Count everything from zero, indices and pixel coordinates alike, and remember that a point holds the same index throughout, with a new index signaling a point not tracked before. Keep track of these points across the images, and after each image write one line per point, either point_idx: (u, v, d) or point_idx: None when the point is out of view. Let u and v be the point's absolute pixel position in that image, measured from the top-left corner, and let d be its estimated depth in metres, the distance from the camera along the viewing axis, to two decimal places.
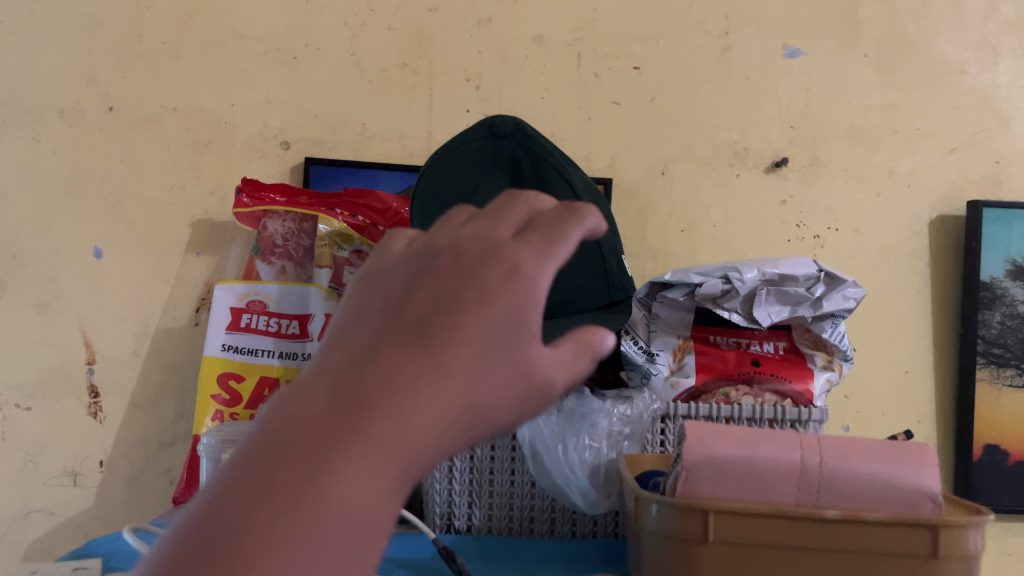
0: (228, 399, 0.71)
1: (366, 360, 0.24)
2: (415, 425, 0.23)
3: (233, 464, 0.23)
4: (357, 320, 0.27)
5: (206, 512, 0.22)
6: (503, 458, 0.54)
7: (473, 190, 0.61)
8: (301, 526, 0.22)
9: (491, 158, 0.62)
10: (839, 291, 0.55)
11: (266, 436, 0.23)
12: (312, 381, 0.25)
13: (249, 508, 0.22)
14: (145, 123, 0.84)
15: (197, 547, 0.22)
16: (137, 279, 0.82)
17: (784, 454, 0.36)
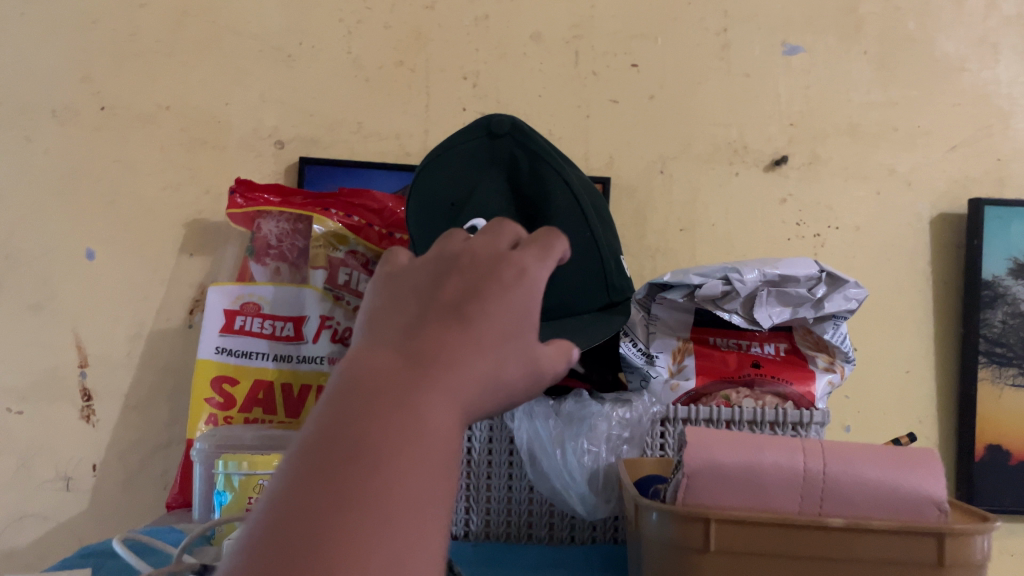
0: (222, 402, 0.70)
1: (423, 330, 0.29)
2: (475, 379, 0.29)
3: (321, 416, 0.27)
4: (394, 308, 0.31)
5: (311, 452, 0.26)
6: (501, 462, 0.54)
7: (471, 191, 0.61)
8: (404, 455, 0.26)
9: (490, 158, 0.61)
10: (840, 291, 0.54)
11: (349, 390, 0.28)
12: (369, 355, 0.29)
13: (345, 450, 0.26)
14: (138, 122, 0.83)
15: (314, 476, 0.25)
16: (130, 280, 0.80)
17: (788, 461, 0.35)
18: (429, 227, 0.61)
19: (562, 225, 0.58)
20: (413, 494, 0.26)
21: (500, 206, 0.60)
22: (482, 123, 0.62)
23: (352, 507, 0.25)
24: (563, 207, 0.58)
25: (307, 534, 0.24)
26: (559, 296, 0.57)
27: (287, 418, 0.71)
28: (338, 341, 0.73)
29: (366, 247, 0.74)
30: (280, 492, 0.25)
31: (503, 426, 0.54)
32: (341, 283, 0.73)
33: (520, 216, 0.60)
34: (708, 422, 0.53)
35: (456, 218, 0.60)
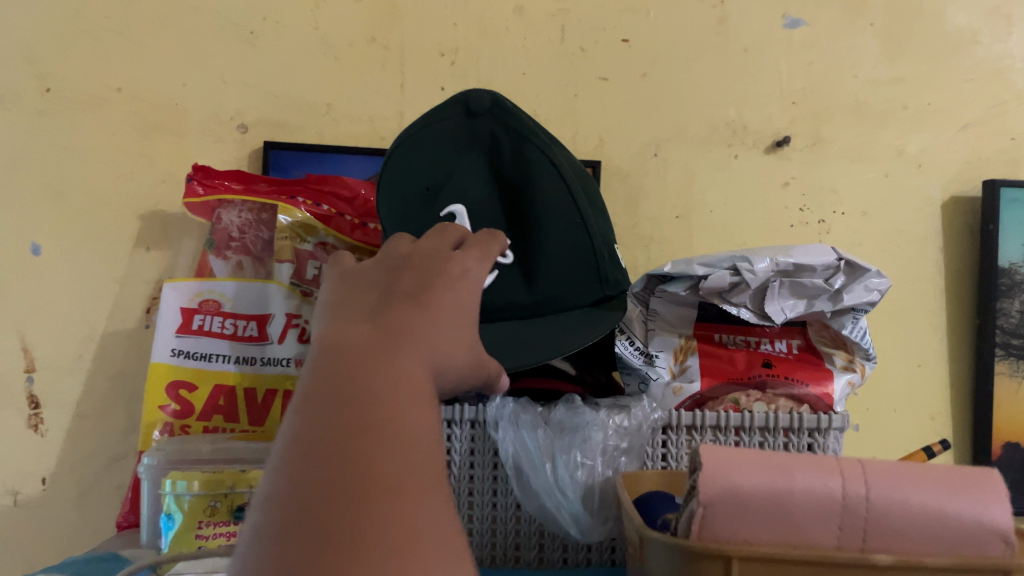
0: (179, 410, 0.64)
1: (391, 304, 0.32)
2: (442, 343, 0.32)
3: (314, 372, 0.29)
4: (357, 293, 0.34)
5: (317, 397, 0.28)
6: (484, 477, 0.48)
7: (448, 176, 0.55)
8: (402, 396, 0.29)
9: (468, 139, 0.55)
10: (861, 281, 0.48)
11: (334, 348, 0.30)
12: (346, 326, 0.31)
13: (355, 393, 0.28)
14: (87, 105, 0.76)
15: (330, 416, 0.27)
16: (81, 277, 0.74)
17: (823, 485, 0.29)
18: (402, 215, 0.55)
19: (550, 213, 0.52)
20: (419, 427, 0.28)
21: (480, 193, 0.54)
22: (459, 99, 0.55)
23: (373, 435, 0.27)
24: (552, 194, 0.53)
25: (347, 454, 0.26)
26: (548, 290, 0.52)
27: (251, 426, 0.65)
28: (306, 341, 0.67)
29: (337, 238, 0.69)
30: (299, 434, 0.27)
31: (486, 436, 0.48)
32: (309, 278, 0.68)
33: (503, 203, 0.54)
34: (715, 430, 0.48)
35: (431, 206, 0.55)
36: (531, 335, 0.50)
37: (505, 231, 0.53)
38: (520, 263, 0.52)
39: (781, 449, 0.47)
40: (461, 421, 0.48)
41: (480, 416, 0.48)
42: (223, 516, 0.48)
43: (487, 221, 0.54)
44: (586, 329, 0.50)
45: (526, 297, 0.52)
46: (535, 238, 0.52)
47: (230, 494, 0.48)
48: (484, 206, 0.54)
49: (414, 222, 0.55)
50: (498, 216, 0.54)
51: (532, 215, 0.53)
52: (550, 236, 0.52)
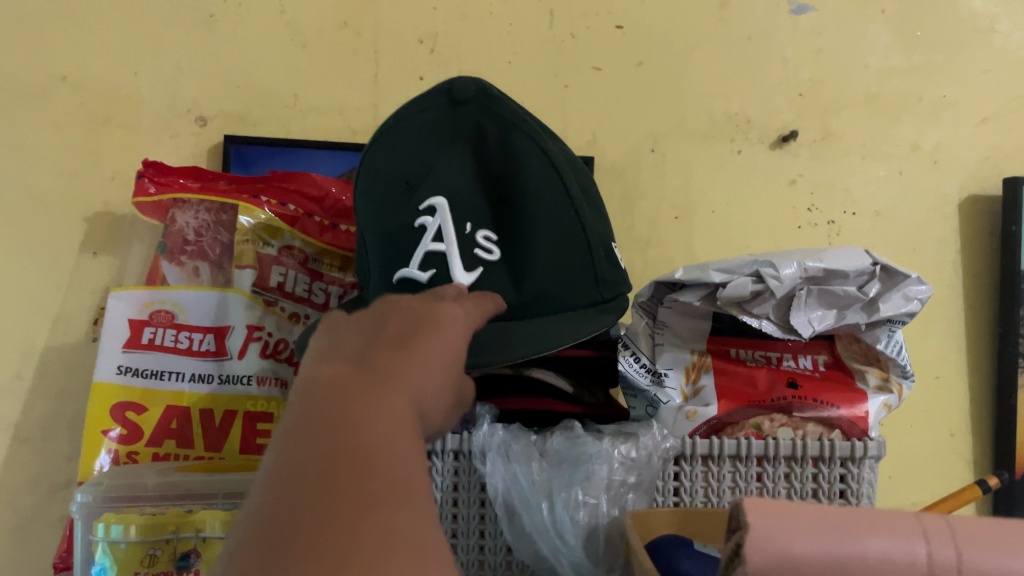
0: (126, 435, 0.57)
1: (375, 343, 0.30)
2: (430, 376, 0.30)
3: (290, 408, 0.27)
4: (341, 328, 0.31)
5: (297, 422, 0.26)
6: (471, 516, 0.42)
7: (429, 167, 0.48)
8: (387, 417, 0.26)
9: (451, 130, 0.49)
10: (899, 290, 0.42)
11: (315, 378, 0.28)
12: (330, 357, 0.29)
13: (338, 413, 0.25)
14: (26, 95, 0.69)
15: (309, 440, 0.25)
16: (20, 285, 0.67)
17: (904, 552, 0.23)
18: (378, 209, 0.49)
19: (541, 206, 0.46)
20: (405, 450, 0.26)
21: (463, 184, 0.47)
22: (443, 87, 0.50)
23: (355, 455, 0.24)
24: (541, 186, 0.46)
25: (326, 476, 0.23)
26: (538, 288, 0.45)
27: (207, 452, 0.58)
28: (270, 356, 0.60)
29: (305, 241, 0.64)
30: (276, 467, 0.24)
31: (472, 469, 0.42)
32: (273, 286, 0.62)
33: (488, 197, 0.47)
34: (734, 460, 0.42)
35: (410, 198, 0.47)
36: (525, 345, 0.43)
37: (491, 226, 0.46)
38: (506, 262, 0.46)
39: (808, 480, 0.41)
40: (443, 452, 0.41)
41: (465, 446, 0.41)
42: (165, 566, 0.41)
43: (470, 213, 0.46)
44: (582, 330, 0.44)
45: (513, 297, 0.45)
46: (524, 233, 0.46)
47: (173, 540, 0.41)
48: (467, 198, 0.46)
49: (391, 216, 0.48)
50: (482, 209, 0.46)
51: (519, 209, 0.46)
52: (541, 229, 0.46)
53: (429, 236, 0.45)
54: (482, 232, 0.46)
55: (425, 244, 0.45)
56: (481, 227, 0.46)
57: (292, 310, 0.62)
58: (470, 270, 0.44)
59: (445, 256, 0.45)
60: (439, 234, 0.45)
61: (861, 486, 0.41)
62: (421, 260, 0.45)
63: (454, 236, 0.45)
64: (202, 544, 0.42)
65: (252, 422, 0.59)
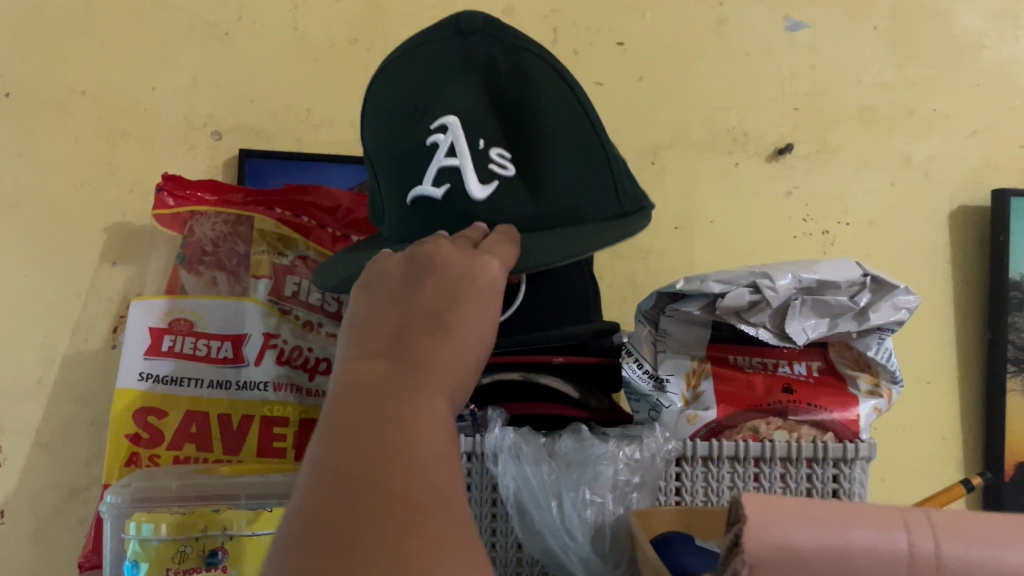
0: (148, 439, 0.59)
1: (410, 326, 0.31)
2: (464, 364, 0.31)
3: (331, 407, 0.28)
4: (376, 309, 0.32)
5: (339, 426, 0.27)
6: (483, 515, 0.44)
7: (438, 92, 0.48)
8: (424, 420, 0.27)
9: (460, 58, 0.49)
10: (888, 300, 0.45)
11: (355, 378, 0.29)
12: (367, 351, 0.30)
13: (379, 420, 0.27)
14: (46, 109, 0.71)
15: (352, 444, 0.26)
16: (40, 294, 0.69)
17: (888, 540, 0.26)
18: (392, 135, 0.50)
19: (557, 120, 0.47)
20: (441, 452, 0.27)
21: (476, 100, 0.47)
22: (450, 21, 0.50)
23: (397, 461, 0.26)
24: (556, 100, 0.47)
25: (370, 481, 0.25)
26: (558, 200, 0.46)
27: (225, 455, 0.60)
28: (285, 363, 0.62)
29: (319, 252, 0.66)
30: (321, 468, 0.26)
31: (484, 470, 0.44)
32: (287, 295, 0.64)
33: (501, 113, 0.47)
34: (733, 460, 0.44)
35: (422, 122, 0.48)
36: (543, 252, 0.44)
37: (505, 141, 0.47)
38: (523, 176, 0.46)
39: (803, 480, 0.44)
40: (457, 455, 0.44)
41: (478, 448, 0.43)
42: (194, 563, 0.43)
43: (483, 129, 0.47)
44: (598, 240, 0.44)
45: (532, 208, 0.46)
46: (541, 146, 0.46)
47: (202, 538, 0.44)
48: (481, 113, 0.47)
49: (404, 141, 0.49)
50: (496, 125, 0.47)
51: (535, 124, 0.47)
52: (558, 140, 0.47)
53: (442, 152, 0.46)
54: (496, 149, 0.46)
55: (439, 159, 0.46)
56: (495, 144, 0.47)
57: (305, 318, 0.64)
58: (485, 183, 0.46)
59: (460, 170, 0.46)
60: (451, 150, 0.46)
61: (852, 486, 0.44)
62: (435, 176, 0.46)
63: (468, 151, 0.46)
64: (230, 542, 0.44)
65: (269, 426, 0.61)
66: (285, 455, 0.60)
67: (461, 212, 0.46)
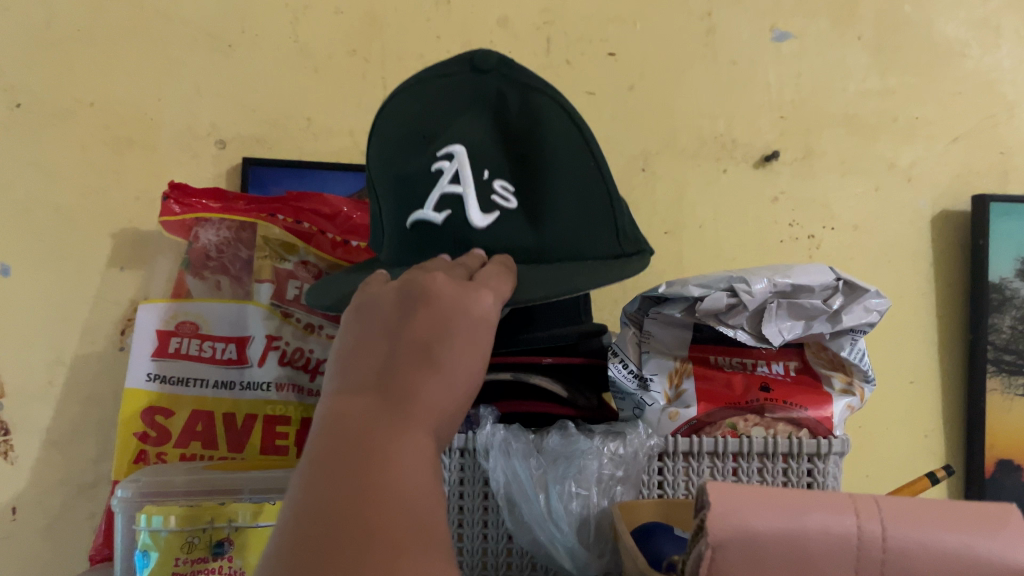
0: (155, 437, 0.62)
1: (398, 360, 0.33)
2: (449, 399, 0.32)
3: (318, 438, 0.30)
4: (365, 340, 0.34)
5: (323, 461, 0.29)
6: (475, 507, 0.46)
7: (447, 121, 0.50)
8: (404, 456, 0.29)
9: (471, 93, 0.50)
10: (860, 302, 0.47)
11: (341, 413, 0.31)
12: (355, 386, 0.32)
13: (360, 457, 0.29)
14: (56, 119, 0.73)
15: (334, 481, 0.28)
16: (50, 297, 0.72)
17: (838, 524, 0.29)
18: (397, 157, 0.52)
19: (560, 161, 0.48)
20: (421, 487, 0.29)
21: (483, 134, 0.49)
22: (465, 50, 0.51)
23: (374, 497, 0.28)
24: (562, 140, 0.49)
25: (349, 516, 0.27)
26: (557, 234, 0.48)
27: (229, 452, 0.62)
28: (287, 364, 0.65)
29: (318, 256, 0.68)
30: (303, 502, 0.28)
31: (476, 465, 0.46)
32: (289, 298, 0.67)
33: (506, 148, 0.49)
34: (712, 456, 0.46)
35: (427, 148, 0.50)
36: (541, 284, 0.46)
37: (508, 174, 0.49)
38: (524, 209, 0.49)
39: (779, 474, 0.46)
40: (451, 450, 0.46)
41: (470, 444, 0.46)
42: (201, 552, 0.46)
43: (488, 161, 0.49)
44: (592, 275, 0.46)
45: (531, 240, 0.48)
46: (543, 183, 0.48)
47: (209, 529, 0.46)
48: (487, 147, 0.49)
49: (408, 165, 0.51)
50: (501, 159, 0.49)
51: (539, 162, 0.48)
52: (560, 179, 0.48)
53: (446, 178, 0.49)
54: (499, 181, 0.49)
55: (442, 185, 0.49)
56: (498, 176, 0.49)
57: (306, 320, 0.66)
58: (485, 212, 0.48)
59: (461, 198, 0.48)
60: (456, 177, 0.48)
61: (826, 478, 0.46)
62: (437, 202, 0.49)
63: (471, 180, 0.48)
64: (235, 533, 0.47)
65: (272, 424, 0.63)
66: (286, 452, 0.63)
67: (460, 238, 0.48)
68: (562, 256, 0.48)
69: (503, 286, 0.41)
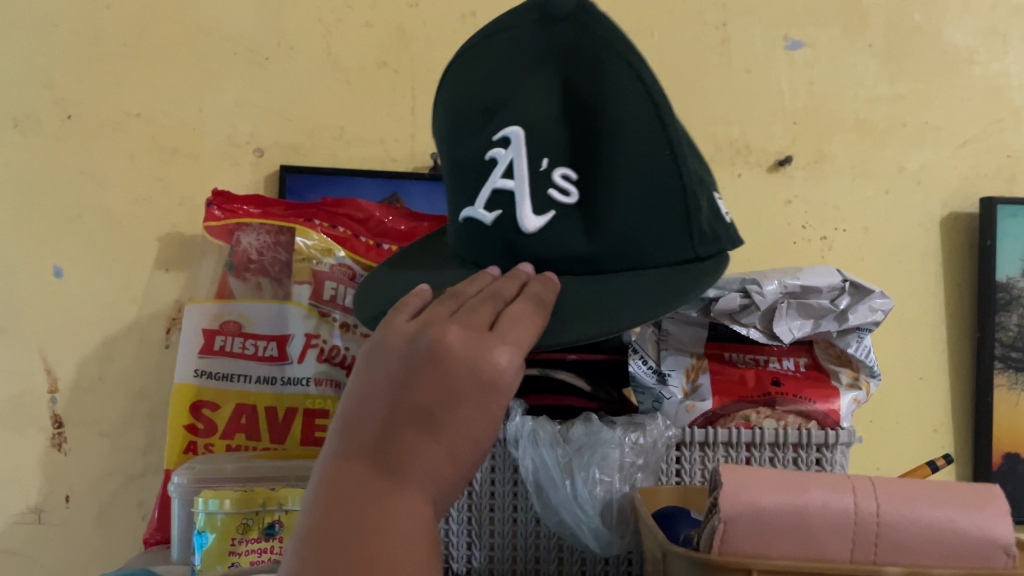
0: (203, 429, 0.66)
1: (399, 428, 0.34)
2: (447, 467, 0.34)
3: (317, 510, 0.33)
4: (371, 397, 0.36)
5: (317, 536, 0.32)
6: (505, 493, 0.50)
7: (510, 93, 0.46)
8: (391, 536, 0.32)
9: (543, 52, 0.46)
10: (866, 302, 0.51)
11: (339, 484, 0.34)
12: (356, 452, 0.35)
13: (350, 536, 0.32)
14: (105, 130, 0.78)
15: (322, 558, 0.32)
16: (100, 298, 0.76)
17: (836, 501, 0.33)
18: (456, 137, 0.49)
19: (629, 144, 0.43)
20: (407, 565, 0.32)
21: (545, 112, 0.45)
22: (538, 4, 0.47)
23: None
24: (633, 123, 0.44)
25: None
26: (616, 237, 0.44)
27: (272, 444, 0.66)
28: (325, 360, 0.68)
29: (353, 259, 0.71)
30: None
31: (506, 454, 0.50)
32: (326, 298, 0.70)
33: (570, 131, 0.45)
34: (726, 446, 0.50)
35: (486, 127, 0.47)
36: (600, 302, 0.42)
37: (570, 164, 0.45)
38: (583, 207, 0.44)
39: (789, 463, 0.49)
40: None
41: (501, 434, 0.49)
42: (256, 533, 0.50)
43: (548, 147, 0.44)
44: (654, 306, 0.41)
45: (587, 246, 0.44)
46: (605, 176, 0.44)
47: (262, 512, 0.50)
48: (547, 127, 0.44)
49: (465, 148, 0.48)
50: (562, 144, 0.45)
51: (603, 149, 0.44)
52: (625, 169, 0.43)
53: (499, 170, 0.45)
54: (559, 171, 0.44)
55: (494, 179, 0.45)
56: (558, 165, 0.44)
57: (342, 320, 0.70)
58: (538, 213, 0.44)
59: (512, 194, 0.45)
60: (509, 170, 0.45)
61: (833, 466, 0.49)
62: (489, 197, 0.46)
63: (526, 173, 0.44)
64: (285, 515, 0.51)
65: (311, 418, 0.67)
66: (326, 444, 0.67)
67: (512, 237, 0.45)
68: (623, 264, 0.44)
69: (536, 310, 0.40)
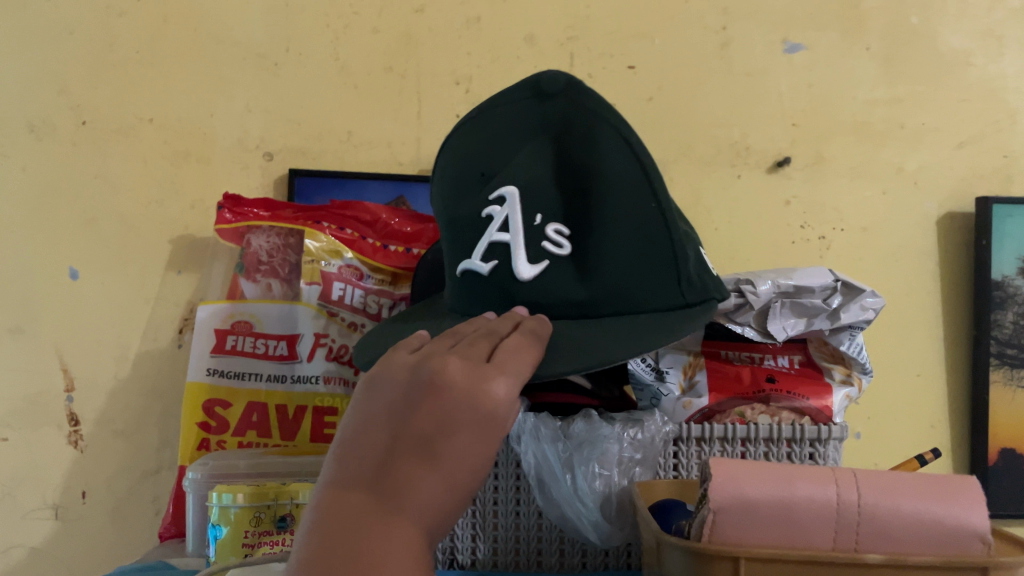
0: (216, 426, 0.68)
1: (398, 457, 0.36)
2: (442, 496, 0.35)
3: (314, 533, 0.34)
4: (371, 427, 0.37)
5: (314, 556, 0.33)
6: (509, 488, 0.52)
7: (505, 160, 0.50)
8: (385, 558, 0.33)
9: (536, 123, 0.50)
10: (857, 301, 0.52)
11: (337, 509, 0.35)
12: (355, 478, 0.36)
13: (347, 556, 0.33)
14: (119, 135, 0.80)
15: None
16: (114, 299, 0.78)
17: (820, 492, 0.34)
18: (455, 198, 0.52)
19: (618, 197, 0.47)
20: None
21: (539, 173, 0.48)
22: (531, 81, 0.51)
23: None
24: (620, 179, 0.47)
25: None
26: (608, 285, 0.46)
27: (282, 440, 0.68)
28: (334, 359, 0.70)
29: (361, 260, 0.72)
30: None
31: (509, 450, 0.52)
32: (335, 298, 0.71)
33: (563, 188, 0.48)
34: (723, 441, 0.52)
35: (484, 189, 0.50)
36: (590, 341, 0.44)
37: (563, 218, 0.48)
38: (575, 257, 0.47)
39: (784, 457, 0.51)
40: None
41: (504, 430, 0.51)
42: (267, 525, 0.52)
43: (541, 203, 0.48)
44: (643, 342, 0.43)
45: (581, 293, 0.46)
46: (596, 229, 0.46)
47: (274, 505, 0.52)
48: (541, 184, 0.48)
49: (463, 209, 0.51)
50: (555, 200, 0.48)
51: (593, 202, 0.47)
52: (614, 220, 0.46)
53: (495, 225, 0.48)
54: (552, 225, 0.47)
55: (491, 233, 0.48)
56: (551, 220, 0.47)
57: (351, 319, 0.71)
58: (533, 262, 0.47)
59: (508, 246, 0.48)
60: (505, 224, 0.48)
61: (826, 461, 0.51)
62: (485, 249, 0.49)
63: (522, 226, 0.47)
64: (296, 508, 0.53)
65: (320, 415, 0.69)
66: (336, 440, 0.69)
67: (507, 287, 0.48)
68: (616, 309, 0.46)
69: (530, 351, 0.42)
